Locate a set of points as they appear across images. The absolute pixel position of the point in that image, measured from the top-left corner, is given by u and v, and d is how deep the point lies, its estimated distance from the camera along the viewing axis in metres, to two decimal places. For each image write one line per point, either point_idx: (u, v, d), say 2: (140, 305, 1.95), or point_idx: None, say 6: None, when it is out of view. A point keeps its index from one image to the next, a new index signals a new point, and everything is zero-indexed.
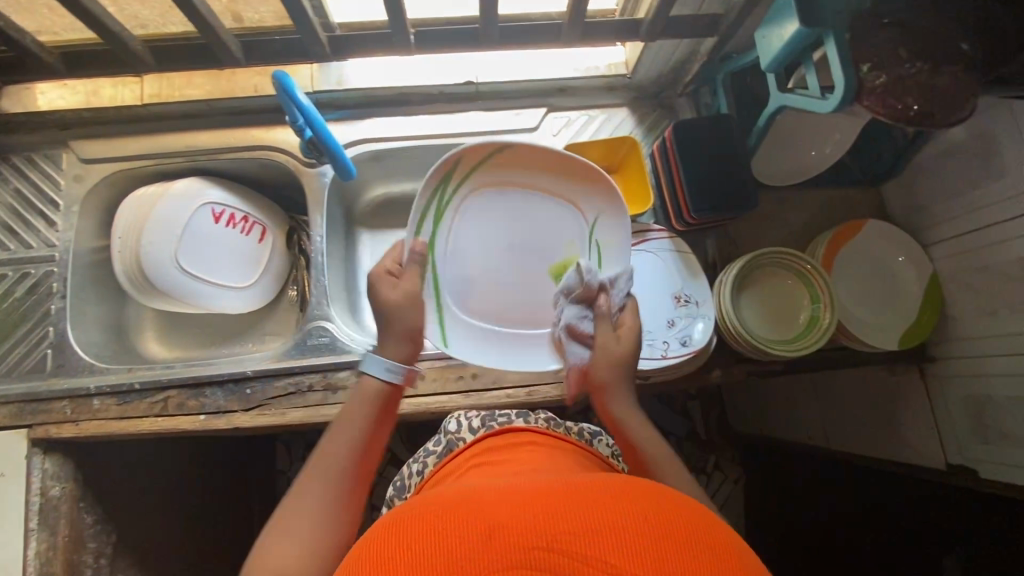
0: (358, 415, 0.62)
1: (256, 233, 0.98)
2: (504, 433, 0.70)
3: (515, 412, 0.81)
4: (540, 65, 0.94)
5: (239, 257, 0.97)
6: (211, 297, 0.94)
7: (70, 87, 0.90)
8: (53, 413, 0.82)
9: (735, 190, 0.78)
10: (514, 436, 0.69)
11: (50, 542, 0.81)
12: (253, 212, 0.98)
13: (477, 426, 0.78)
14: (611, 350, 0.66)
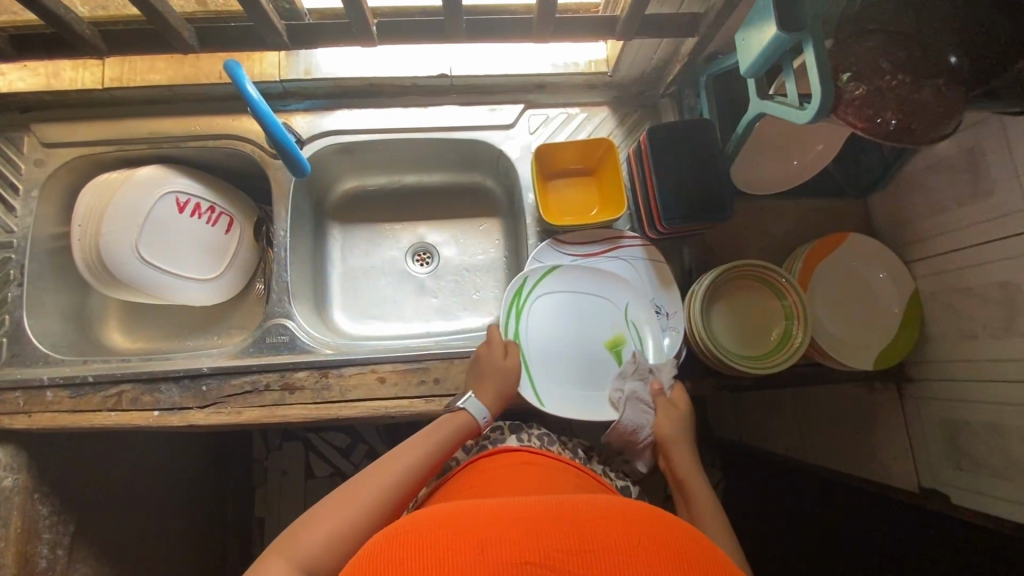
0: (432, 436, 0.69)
1: (222, 224, 0.96)
2: (498, 453, 0.69)
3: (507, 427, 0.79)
4: (514, 61, 0.89)
5: (205, 248, 0.94)
6: (173, 288, 0.92)
7: (30, 68, 0.87)
8: (6, 403, 0.80)
9: (711, 198, 0.74)
10: (509, 457, 0.67)
11: (1, 534, 0.80)
12: (220, 202, 0.96)
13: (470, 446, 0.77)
14: (674, 412, 0.76)
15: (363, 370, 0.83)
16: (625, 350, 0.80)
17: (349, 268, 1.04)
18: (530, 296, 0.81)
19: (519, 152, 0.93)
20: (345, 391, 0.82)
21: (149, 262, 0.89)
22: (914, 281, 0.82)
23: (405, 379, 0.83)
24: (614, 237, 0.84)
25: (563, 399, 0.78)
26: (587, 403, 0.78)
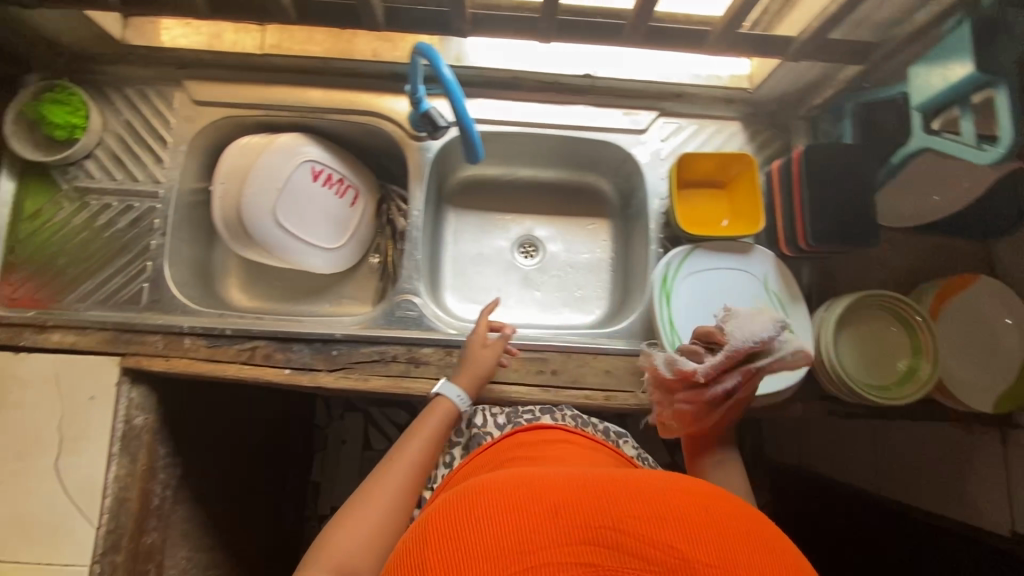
0: (425, 433, 0.74)
1: (349, 197, 0.99)
2: (532, 428, 0.71)
3: (538, 409, 0.82)
4: (662, 66, 0.92)
5: (331, 218, 0.97)
6: (301, 254, 0.95)
7: (194, 27, 0.90)
8: (146, 345, 0.84)
9: (858, 226, 0.76)
10: (546, 432, 0.70)
11: (128, 469, 0.83)
12: (349, 176, 0.99)
13: (504, 422, 0.79)
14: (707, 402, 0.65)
15: None
16: None
17: (460, 252, 1.07)
18: (676, 277, 0.83)
19: (648, 157, 0.94)
20: None
21: (284, 227, 0.92)
22: None
23: (524, 367, 0.85)
24: (744, 249, 0.85)
25: None
26: None
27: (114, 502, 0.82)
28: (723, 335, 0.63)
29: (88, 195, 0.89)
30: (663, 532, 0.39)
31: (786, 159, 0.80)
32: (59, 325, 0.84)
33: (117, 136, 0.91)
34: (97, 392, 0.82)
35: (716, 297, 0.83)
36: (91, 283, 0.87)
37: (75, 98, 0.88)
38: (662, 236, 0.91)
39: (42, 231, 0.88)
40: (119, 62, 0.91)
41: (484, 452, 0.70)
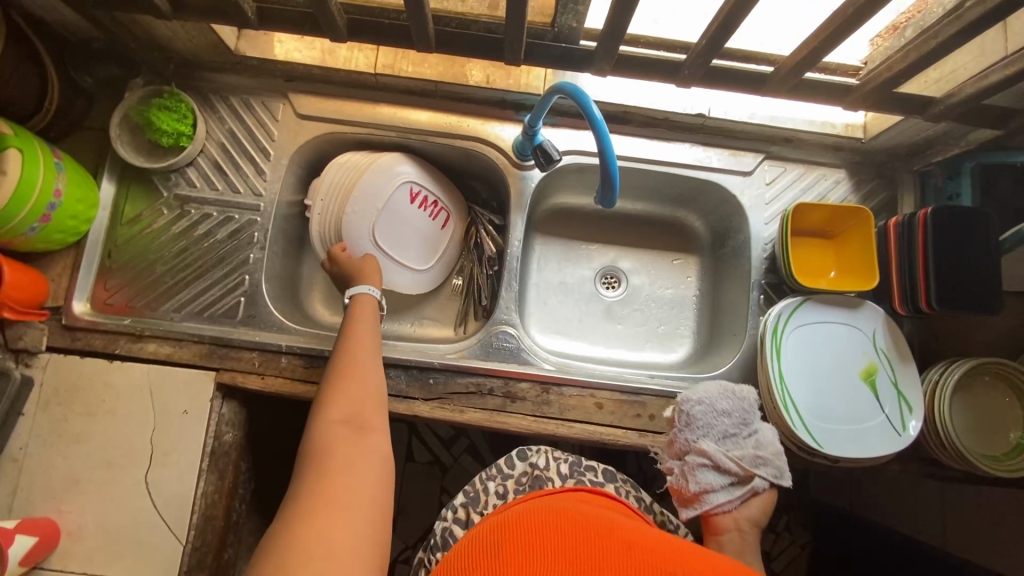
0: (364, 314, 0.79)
1: (441, 219, 0.98)
2: (603, 496, 0.69)
3: (600, 470, 0.81)
4: (774, 108, 0.90)
5: (423, 239, 0.96)
6: (391, 274, 0.94)
7: (307, 42, 0.89)
8: (242, 361, 0.83)
9: (983, 294, 0.75)
10: (610, 501, 0.68)
11: (215, 485, 0.82)
12: (444, 199, 0.97)
13: (567, 474, 0.78)
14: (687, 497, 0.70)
15: (584, 393, 0.84)
16: (880, 380, 0.81)
17: (543, 280, 1.05)
18: (785, 330, 0.81)
19: (752, 200, 0.92)
20: (561, 409, 0.83)
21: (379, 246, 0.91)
22: None
23: (621, 409, 0.83)
24: (854, 305, 0.83)
25: (830, 430, 0.78)
26: (849, 438, 0.78)
27: (201, 519, 0.80)
28: (730, 408, 0.72)
29: (188, 205, 0.89)
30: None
31: (910, 218, 0.79)
32: (154, 335, 0.83)
33: (219, 145, 0.90)
34: (192, 406, 0.81)
35: (822, 353, 0.82)
36: (187, 294, 0.86)
37: (182, 105, 0.86)
38: (764, 281, 0.90)
39: (139, 237, 0.87)
40: (226, 70, 0.90)
41: (543, 494, 0.66)
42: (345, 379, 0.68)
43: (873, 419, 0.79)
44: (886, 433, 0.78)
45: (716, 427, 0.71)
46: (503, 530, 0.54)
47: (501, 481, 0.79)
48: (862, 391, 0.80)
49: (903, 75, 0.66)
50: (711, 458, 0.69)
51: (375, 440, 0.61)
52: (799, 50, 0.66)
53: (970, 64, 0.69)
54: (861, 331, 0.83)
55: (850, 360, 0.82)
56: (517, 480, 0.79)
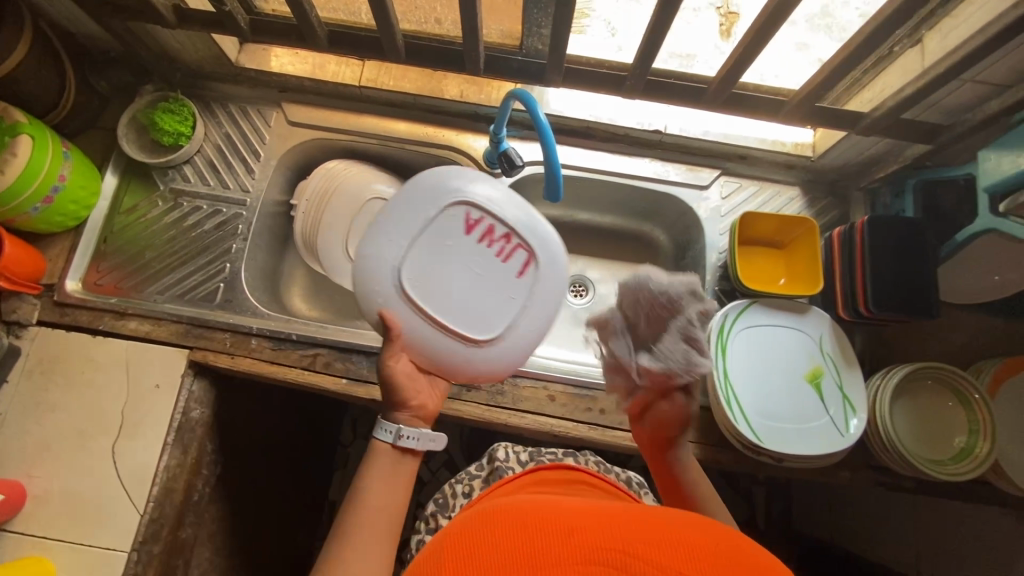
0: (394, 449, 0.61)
1: (518, 259, 0.66)
2: (558, 468, 0.73)
3: (560, 451, 0.86)
4: (729, 127, 0.96)
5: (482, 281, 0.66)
6: (440, 357, 0.66)
7: (300, 57, 0.98)
8: (214, 341, 0.88)
9: (920, 297, 0.78)
10: (569, 473, 0.71)
11: (178, 460, 0.85)
12: (521, 229, 0.66)
13: (527, 459, 0.83)
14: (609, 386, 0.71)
15: (537, 385, 0.87)
16: (826, 383, 0.82)
17: None
18: (732, 331, 0.84)
19: (708, 212, 0.97)
20: (515, 400, 0.86)
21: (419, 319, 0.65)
22: None
23: (573, 403, 0.86)
24: (801, 309, 0.86)
25: (772, 428, 0.79)
26: (792, 437, 0.79)
27: (161, 491, 0.83)
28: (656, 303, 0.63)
29: (181, 197, 0.96)
30: (649, 553, 0.41)
31: (848, 227, 0.84)
32: (137, 313, 0.89)
33: (215, 146, 0.99)
34: (163, 382, 0.86)
35: (768, 356, 0.84)
36: (171, 278, 0.93)
37: (185, 109, 0.95)
38: (717, 287, 0.94)
39: (134, 225, 0.95)
40: (227, 81, 1.00)
41: (504, 484, 0.71)
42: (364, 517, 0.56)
43: (816, 419, 0.80)
44: (830, 433, 0.79)
45: (638, 336, 0.65)
46: (450, 539, 0.47)
47: (468, 482, 0.82)
48: (807, 393, 0.82)
49: (825, 89, 0.73)
50: (620, 359, 0.67)
51: (405, 491, 0.59)
52: (727, 66, 0.72)
53: (893, 82, 0.75)
54: (807, 335, 0.85)
55: (795, 364, 0.84)
56: (479, 476, 0.83)
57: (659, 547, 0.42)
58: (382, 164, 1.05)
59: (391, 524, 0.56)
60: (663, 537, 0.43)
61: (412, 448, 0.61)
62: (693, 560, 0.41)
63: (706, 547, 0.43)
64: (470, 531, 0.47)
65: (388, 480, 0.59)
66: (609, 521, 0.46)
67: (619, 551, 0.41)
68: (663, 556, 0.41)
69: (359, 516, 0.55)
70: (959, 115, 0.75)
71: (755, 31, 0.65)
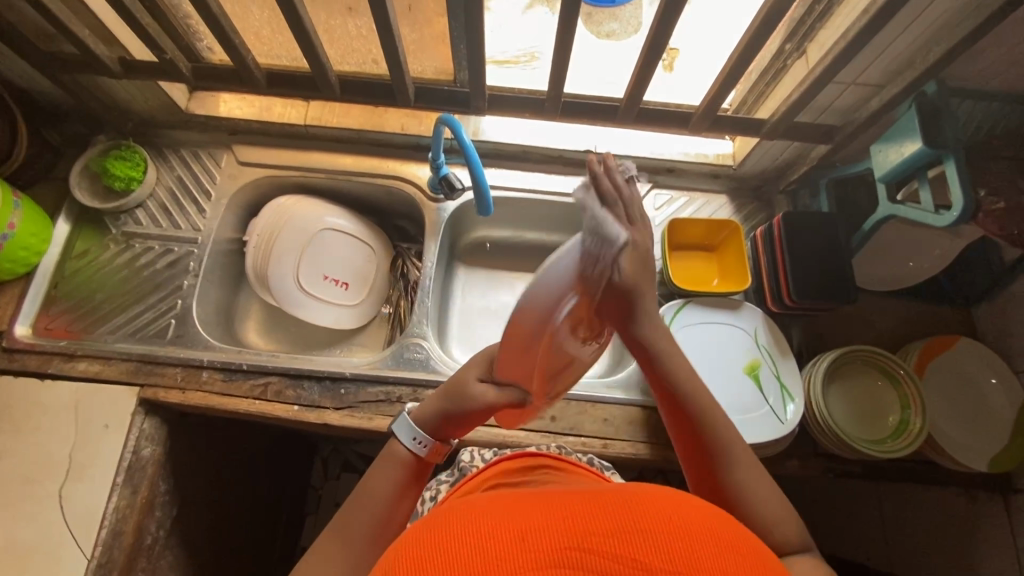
0: (397, 468, 0.59)
1: None
2: (516, 458, 0.67)
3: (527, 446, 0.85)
4: (654, 144, 1.03)
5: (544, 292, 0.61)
6: None
7: (248, 102, 1.03)
8: (165, 377, 0.88)
9: (836, 287, 0.84)
10: (527, 460, 0.66)
11: (128, 500, 0.84)
12: None
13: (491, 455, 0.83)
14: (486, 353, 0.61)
15: None
16: (763, 374, 0.86)
17: (467, 306, 1.10)
18: (669, 330, 0.88)
19: None
20: None
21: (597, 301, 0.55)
22: None
23: None
24: (733, 305, 0.90)
25: None
26: None
27: (110, 534, 0.81)
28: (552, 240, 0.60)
29: (133, 239, 0.99)
30: (620, 549, 0.32)
31: (767, 225, 0.90)
32: (87, 354, 0.89)
33: (167, 189, 1.02)
34: (113, 421, 0.85)
35: (705, 351, 0.88)
36: (122, 318, 0.94)
37: (137, 155, 0.99)
38: (657, 292, 0.98)
39: (86, 269, 0.97)
40: (180, 128, 1.05)
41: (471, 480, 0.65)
42: (349, 521, 0.55)
43: (755, 408, 0.83)
44: (768, 420, 0.82)
45: None
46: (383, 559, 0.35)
47: (435, 487, 0.82)
48: (744, 384, 0.85)
49: (723, 97, 0.80)
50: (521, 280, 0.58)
51: (410, 501, 0.59)
52: (633, 82, 0.80)
53: (785, 92, 0.83)
54: (741, 329, 0.89)
55: (731, 358, 0.87)
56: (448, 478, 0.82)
57: (630, 539, 0.33)
58: (333, 198, 1.10)
59: (390, 536, 0.56)
60: (637, 517, 0.34)
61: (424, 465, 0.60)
62: (673, 547, 0.32)
63: (686, 527, 0.34)
64: (407, 543, 0.35)
65: (396, 495, 0.58)
66: (573, 505, 0.36)
67: (588, 550, 0.32)
68: (641, 550, 0.32)
69: (362, 513, 0.55)
70: (849, 116, 0.83)
71: (648, 45, 0.72)
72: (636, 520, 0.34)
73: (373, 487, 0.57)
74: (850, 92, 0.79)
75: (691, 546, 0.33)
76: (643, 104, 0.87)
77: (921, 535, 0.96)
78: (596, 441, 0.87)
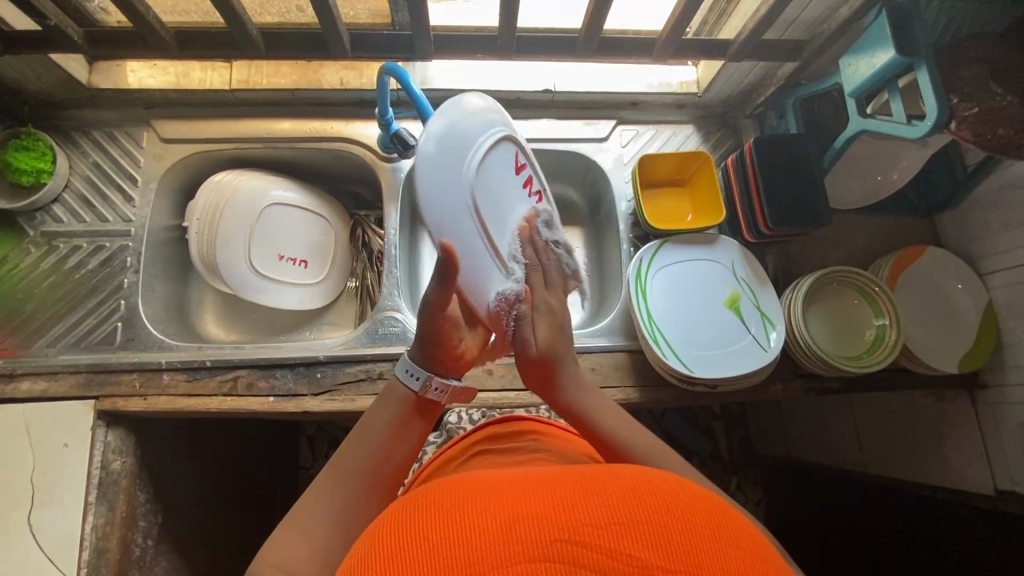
0: (396, 397, 0.57)
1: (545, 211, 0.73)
2: (504, 423, 0.66)
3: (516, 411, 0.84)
4: (617, 76, 0.97)
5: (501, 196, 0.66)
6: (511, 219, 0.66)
7: (160, 68, 0.91)
8: (122, 385, 0.82)
9: (810, 210, 0.83)
10: (516, 425, 0.65)
11: (107, 518, 0.79)
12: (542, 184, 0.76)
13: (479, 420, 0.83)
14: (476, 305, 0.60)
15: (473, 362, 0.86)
16: (744, 305, 0.85)
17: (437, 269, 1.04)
18: (649, 272, 0.86)
19: (611, 163, 0.97)
20: None
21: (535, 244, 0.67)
22: (990, 293, 0.89)
23: (512, 372, 0.86)
24: (710, 240, 0.88)
25: (698, 356, 0.81)
26: (717, 361, 0.81)
27: (93, 554, 0.77)
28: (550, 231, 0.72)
29: (55, 239, 0.89)
30: (609, 543, 0.30)
31: (739, 152, 0.87)
32: (28, 372, 0.81)
33: (85, 178, 0.91)
34: (72, 440, 0.78)
35: (686, 290, 0.86)
36: (61, 327, 0.85)
37: (41, 143, 0.87)
38: (631, 234, 0.95)
39: (7, 278, 0.87)
40: (86, 107, 0.92)
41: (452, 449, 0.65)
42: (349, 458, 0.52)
43: (738, 340, 0.83)
44: (754, 350, 0.82)
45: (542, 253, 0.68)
46: (363, 545, 0.34)
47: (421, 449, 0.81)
48: (728, 317, 0.84)
49: (686, 20, 0.75)
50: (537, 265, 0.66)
51: (416, 445, 0.57)
52: (589, 9, 0.73)
53: (749, 8, 0.78)
54: (720, 264, 0.88)
55: (711, 292, 0.86)
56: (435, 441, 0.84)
57: (622, 531, 0.31)
58: (276, 169, 1.00)
59: (388, 478, 0.53)
60: (632, 508, 0.32)
61: (437, 402, 0.57)
62: (662, 537, 0.31)
63: (685, 517, 0.32)
64: (386, 528, 0.34)
65: (399, 430, 0.56)
66: (558, 490, 0.34)
67: (573, 543, 0.30)
68: (637, 545, 0.30)
69: (364, 450, 0.53)
70: (815, 30, 0.78)
71: None
72: (630, 510, 0.32)
73: (373, 424, 0.55)
74: (816, 2, 0.74)
75: (686, 538, 0.31)
76: (602, 33, 0.81)
77: (895, 435, 1.01)
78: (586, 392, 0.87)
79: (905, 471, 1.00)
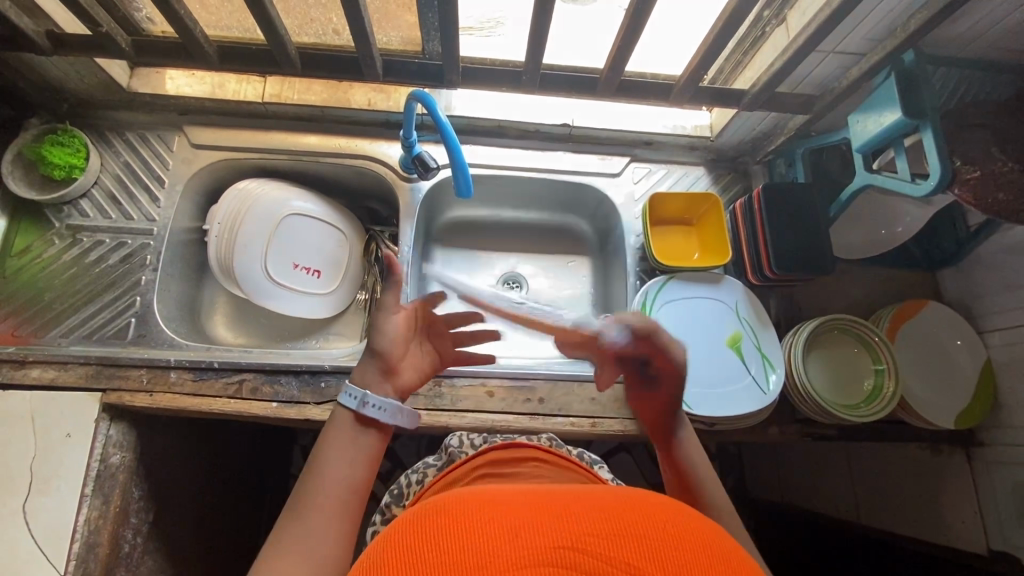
0: (340, 426, 0.57)
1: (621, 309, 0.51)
2: (507, 447, 0.63)
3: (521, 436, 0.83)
4: (633, 116, 1.00)
5: None
6: None
7: (198, 78, 0.95)
8: (129, 380, 0.83)
9: (815, 257, 0.86)
10: (519, 451, 0.63)
11: (100, 511, 0.79)
12: None
13: (480, 441, 0.80)
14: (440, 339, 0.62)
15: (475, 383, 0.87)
16: (746, 346, 0.87)
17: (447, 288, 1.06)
18: (653, 307, 0.88)
19: (623, 198, 1.00)
20: (453, 401, 0.86)
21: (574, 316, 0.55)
22: (989, 351, 0.90)
23: (512, 396, 0.87)
24: (715, 279, 0.90)
25: (698, 393, 0.82)
26: (717, 400, 0.82)
27: (83, 547, 0.77)
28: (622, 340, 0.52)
29: (80, 233, 0.91)
30: (609, 552, 0.31)
31: (747, 197, 0.90)
32: (39, 361, 0.82)
33: (114, 176, 0.94)
34: (75, 430, 0.79)
35: (688, 328, 0.88)
36: (77, 319, 0.87)
37: (76, 140, 0.91)
38: (638, 269, 0.97)
39: (30, 267, 0.89)
40: (122, 108, 0.96)
41: (455, 471, 0.60)
42: (306, 496, 0.52)
43: (738, 380, 0.84)
44: (751, 393, 0.83)
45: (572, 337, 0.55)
46: (373, 548, 0.35)
47: (422, 471, 0.80)
48: (728, 357, 0.85)
49: (704, 70, 0.79)
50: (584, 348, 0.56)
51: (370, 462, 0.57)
52: (611, 54, 0.77)
53: (764, 61, 0.82)
54: (723, 304, 0.89)
55: (711, 332, 0.88)
56: (436, 464, 0.80)
57: (622, 543, 0.32)
58: (298, 181, 1.04)
59: (350, 503, 0.53)
60: (633, 524, 0.33)
61: (376, 420, 0.58)
62: (660, 550, 0.32)
63: (683, 535, 0.33)
64: (397, 533, 0.35)
65: (348, 454, 0.56)
66: (561, 505, 0.35)
67: (574, 551, 0.31)
68: (636, 555, 0.31)
69: (318, 483, 0.53)
70: (826, 86, 0.82)
71: (632, 12, 0.69)
72: (631, 526, 0.33)
73: (323, 455, 0.55)
74: (829, 61, 0.78)
75: (682, 552, 0.32)
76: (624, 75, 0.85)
77: (891, 488, 1.01)
78: (585, 420, 0.87)
79: (898, 522, 1.00)
